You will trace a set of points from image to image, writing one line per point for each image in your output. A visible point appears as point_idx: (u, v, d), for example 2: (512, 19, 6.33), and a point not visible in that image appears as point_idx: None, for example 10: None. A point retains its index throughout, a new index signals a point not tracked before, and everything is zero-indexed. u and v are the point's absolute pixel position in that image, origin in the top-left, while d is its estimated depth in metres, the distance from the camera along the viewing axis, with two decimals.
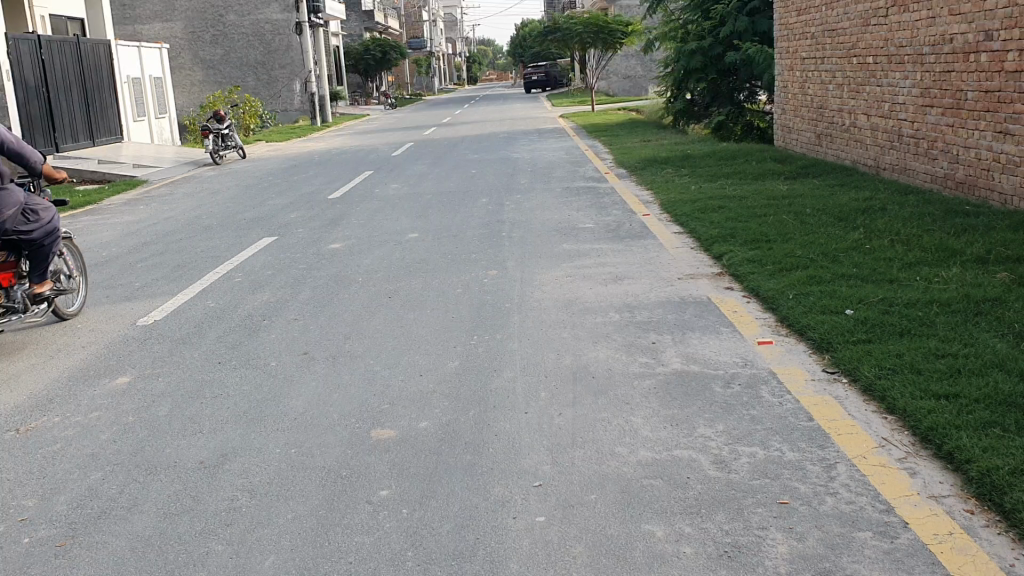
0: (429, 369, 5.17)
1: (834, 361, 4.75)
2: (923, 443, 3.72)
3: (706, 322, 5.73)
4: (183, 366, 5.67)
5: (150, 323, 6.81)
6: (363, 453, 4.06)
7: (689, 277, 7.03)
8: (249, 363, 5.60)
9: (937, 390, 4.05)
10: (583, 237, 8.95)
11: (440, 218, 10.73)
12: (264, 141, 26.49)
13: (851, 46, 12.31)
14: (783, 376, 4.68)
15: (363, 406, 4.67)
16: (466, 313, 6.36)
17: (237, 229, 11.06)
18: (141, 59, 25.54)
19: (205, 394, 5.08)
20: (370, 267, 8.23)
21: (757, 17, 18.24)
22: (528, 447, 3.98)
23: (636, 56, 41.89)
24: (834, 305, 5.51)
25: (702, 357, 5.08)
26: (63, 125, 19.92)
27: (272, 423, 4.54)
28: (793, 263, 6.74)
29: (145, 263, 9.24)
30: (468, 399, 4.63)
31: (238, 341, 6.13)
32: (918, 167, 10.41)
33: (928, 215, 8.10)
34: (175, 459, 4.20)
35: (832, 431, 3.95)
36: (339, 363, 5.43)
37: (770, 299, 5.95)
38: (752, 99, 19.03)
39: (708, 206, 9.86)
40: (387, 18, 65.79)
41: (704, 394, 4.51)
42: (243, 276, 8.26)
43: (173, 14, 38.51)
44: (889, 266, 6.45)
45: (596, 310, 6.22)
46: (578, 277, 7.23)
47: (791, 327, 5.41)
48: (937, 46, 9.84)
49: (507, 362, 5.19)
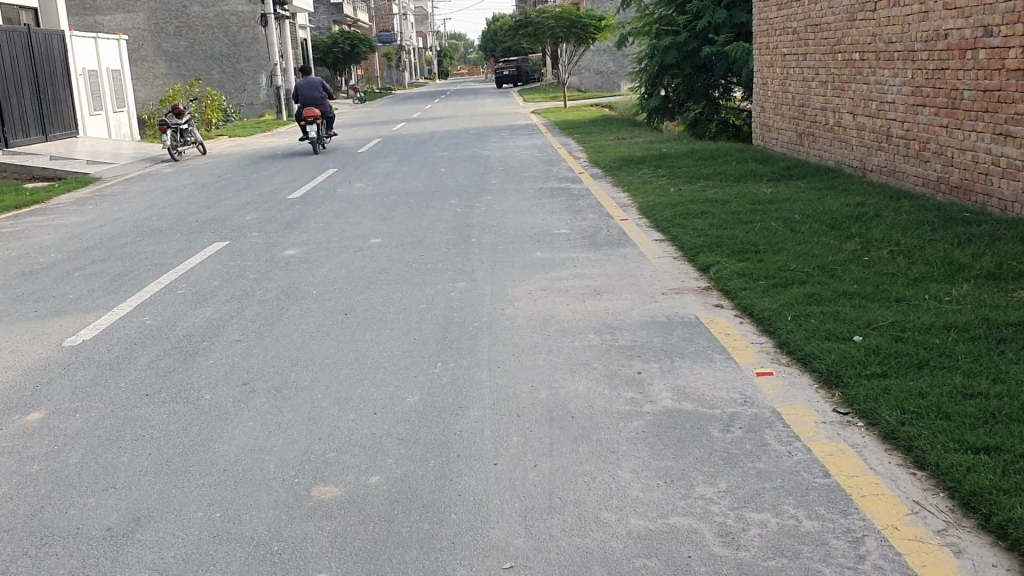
0: (385, 406, 4.52)
1: (846, 400, 4.18)
2: (964, 510, 3.17)
3: (697, 347, 5.12)
4: (103, 399, 4.98)
5: (77, 343, 6.12)
6: (302, 519, 3.45)
7: (673, 292, 6.45)
8: (180, 397, 4.92)
9: (976, 441, 3.49)
10: (557, 245, 8.33)
11: (406, 221, 10.08)
12: (226, 136, 25.57)
13: (836, 42, 11.80)
14: (789, 417, 4.10)
15: (307, 454, 4.03)
16: (430, 333, 5.73)
17: (189, 232, 10.34)
18: (98, 51, 24.59)
19: (127, 436, 4.41)
20: (328, 277, 7.57)
21: (734, 11, 17.78)
22: (497, 512, 3.38)
23: (607, 52, 41.54)
24: (842, 331, 4.91)
25: (695, 391, 4.47)
26: (12, 120, 18.99)
27: (198, 476, 3.90)
28: (788, 277, 6.16)
29: (83, 270, 8.49)
30: (429, 445, 4.01)
31: (173, 367, 5.45)
32: (908, 170, 9.91)
33: (927, 223, 7.57)
34: (77, 524, 3.55)
35: (853, 491, 3.38)
36: (281, 397, 4.78)
37: (767, 320, 5.36)
38: (728, 96, 18.50)
39: (689, 211, 9.28)
40: (356, 11, 64.84)
41: (700, 441, 3.90)
42: (189, 287, 7.57)
43: (135, 5, 37.40)
44: (894, 282, 5.90)
45: (574, 331, 5.60)
46: (553, 291, 6.61)
47: (792, 354, 4.82)
48: (930, 42, 9.31)
49: (474, 397, 4.56)
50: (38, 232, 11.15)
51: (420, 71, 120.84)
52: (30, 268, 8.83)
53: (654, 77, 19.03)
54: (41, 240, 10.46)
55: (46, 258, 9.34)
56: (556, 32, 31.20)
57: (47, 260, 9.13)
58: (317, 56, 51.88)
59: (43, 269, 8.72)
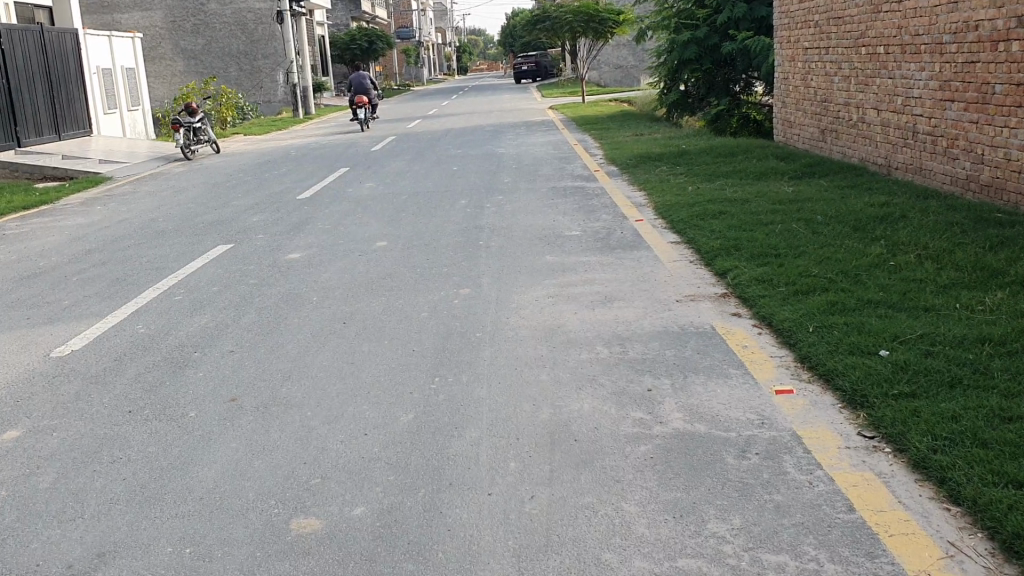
0: (376, 426, 4.24)
1: (872, 423, 3.85)
2: (1008, 555, 2.84)
3: (712, 362, 4.81)
4: (84, 416, 4.73)
5: (65, 354, 5.88)
6: (278, 556, 3.18)
7: (689, 298, 6.14)
8: (164, 414, 4.66)
9: (1019, 475, 3.16)
10: (568, 248, 8.04)
11: (413, 222, 9.82)
12: (241, 134, 25.37)
13: (860, 35, 11.41)
14: (810, 442, 3.78)
15: (290, 480, 3.76)
16: (429, 344, 5.45)
17: (194, 234, 10.12)
18: (112, 49, 24.45)
19: (104, 458, 4.16)
20: (329, 283, 7.31)
21: (755, 4, 17.45)
22: (488, 551, 3.09)
23: (629, 46, 41.19)
24: (867, 344, 4.58)
25: (709, 411, 4.16)
26: (25, 120, 18.86)
27: (171, 506, 3.64)
28: (810, 284, 5.83)
29: (82, 275, 8.28)
30: (420, 472, 3.73)
31: (160, 382, 5.19)
32: (936, 167, 9.53)
33: (955, 224, 7.22)
34: (37, 560, 3.29)
35: (881, 530, 3.07)
36: (270, 415, 4.51)
37: (787, 331, 5.03)
38: (749, 90, 18.14)
39: (707, 211, 8.94)
40: (375, 8, 64.72)
41: (713, 468, 3.59)
42: (188, 292, 7.34)
43: (152, 2, 37.28)
44: (922, 289, 5.55)
45: (582, 343, 5.30)
46: (563, 298, 6.32)
47: (814, 370, 4.50)
48: (959, 34, 8.93)
49: (472, 417, 4.27)
50: (42, 234, 10.96)
51: (439, 67, 120.54)
52: (28, 273, 8.62)
53: (673, 72, 18.65)
54: (44, 243, 10.27)
55: (47, 261, 9.13)
56: (575, 26, 30.72)
57: (47, 265, 8.92)
58: (335, 53, 51.72)
59: (42, 274, 8.52)
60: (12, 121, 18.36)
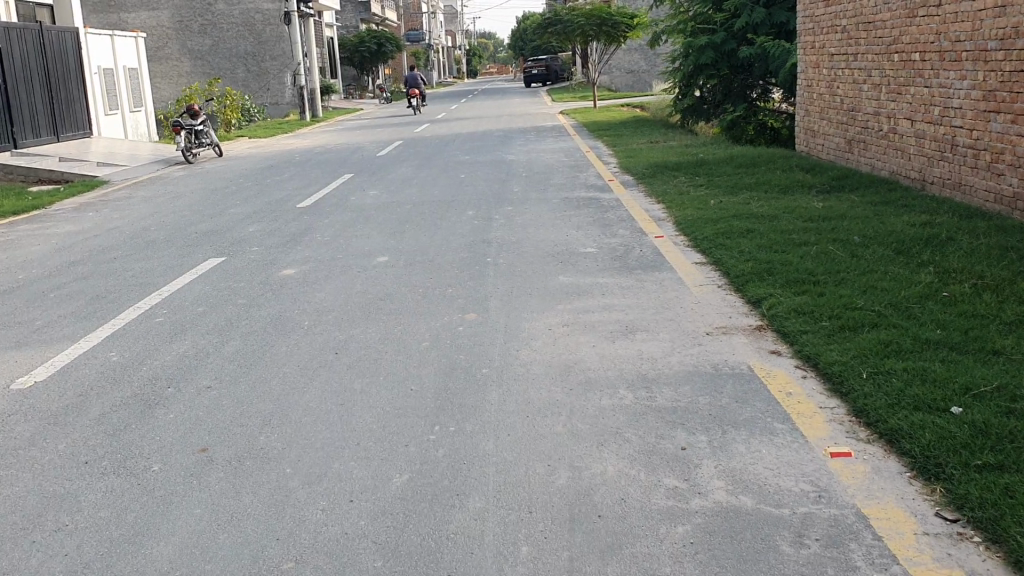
0: (365, 489, 3.65)
1: (953, 502, 3.23)
2: None
3: (751, 414, 4.18)
4: (34, 467, 4.13)
5: (26, 386, 5.29)
6: None
7: (719, 331, 5.52)
8: (124, 468, 4.05)
9: None
10: (583, 268, 7.41)
11: (417, 235, 9.23)
12: (245, 138, 24.79)
13: (892, 41, 10.77)
14: (882, 525, 3.16)
15: (259, 563, 3.16)
16: (430, 382, 4.83)
17: (184, 245, 9.53)
18: (115, 50, 23.94)
19: (46, 527, 3.55)
20: (325, 303, 6.73)
21: (775, 9, 16.81)
22: None
23: (640, 50, 40.65)
24: (936, 399, 3.95)
25: (754, 477, 3.55)
26: (22, 121, 18.34)
27: None
28: (858, 318, 5.20)
29: (61, 291, 7.70)
30: (415, 556, 3.12)
31: (124, 425, 4.58)
32: (978, 183, 8.90)
33: (1009, 249, 6.57)
34: None
35: None
36: (242, 471, 3.92)
37: (838, 377, 4.40)
38: (766, 96, 17.36)
39: (733, 227, 8.31)
40: (385, 11, 64.22)
41: (766, 560, 2.97)
42: (171, 312, 6.77)
43: (159, 2, 36.80)
44: (986, 328, 4.92)
45: (602, 385, 4.68)
46: (580, 327, 5.70)
47: (873, 428, 3.88)
48: (1007, 41, 8.28)
49: (476, 479, 3.66)
50: (27, 243, 10.38)
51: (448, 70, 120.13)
52: (4, 287, 8.05)
53: (688, 76, 18.02)
54: (26, 252, 9.69)
55: (27, 274, 8.55)
56: (587, 30, 30.02)
57: (25, 278, 8.34)
58: (344, 55, 51.23)
59: (18, 288, 7.93)
60: (9, 121, 17.86)
